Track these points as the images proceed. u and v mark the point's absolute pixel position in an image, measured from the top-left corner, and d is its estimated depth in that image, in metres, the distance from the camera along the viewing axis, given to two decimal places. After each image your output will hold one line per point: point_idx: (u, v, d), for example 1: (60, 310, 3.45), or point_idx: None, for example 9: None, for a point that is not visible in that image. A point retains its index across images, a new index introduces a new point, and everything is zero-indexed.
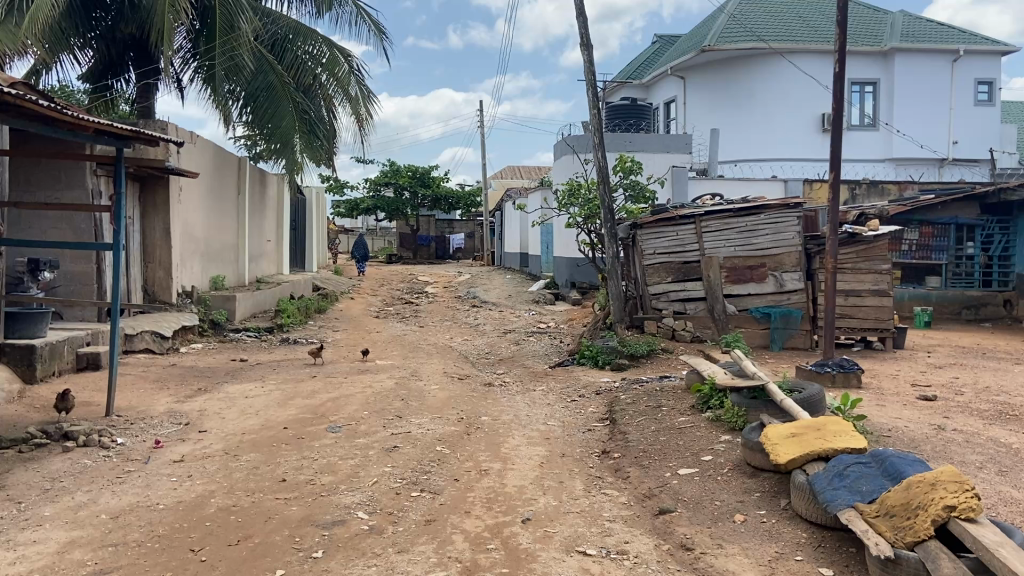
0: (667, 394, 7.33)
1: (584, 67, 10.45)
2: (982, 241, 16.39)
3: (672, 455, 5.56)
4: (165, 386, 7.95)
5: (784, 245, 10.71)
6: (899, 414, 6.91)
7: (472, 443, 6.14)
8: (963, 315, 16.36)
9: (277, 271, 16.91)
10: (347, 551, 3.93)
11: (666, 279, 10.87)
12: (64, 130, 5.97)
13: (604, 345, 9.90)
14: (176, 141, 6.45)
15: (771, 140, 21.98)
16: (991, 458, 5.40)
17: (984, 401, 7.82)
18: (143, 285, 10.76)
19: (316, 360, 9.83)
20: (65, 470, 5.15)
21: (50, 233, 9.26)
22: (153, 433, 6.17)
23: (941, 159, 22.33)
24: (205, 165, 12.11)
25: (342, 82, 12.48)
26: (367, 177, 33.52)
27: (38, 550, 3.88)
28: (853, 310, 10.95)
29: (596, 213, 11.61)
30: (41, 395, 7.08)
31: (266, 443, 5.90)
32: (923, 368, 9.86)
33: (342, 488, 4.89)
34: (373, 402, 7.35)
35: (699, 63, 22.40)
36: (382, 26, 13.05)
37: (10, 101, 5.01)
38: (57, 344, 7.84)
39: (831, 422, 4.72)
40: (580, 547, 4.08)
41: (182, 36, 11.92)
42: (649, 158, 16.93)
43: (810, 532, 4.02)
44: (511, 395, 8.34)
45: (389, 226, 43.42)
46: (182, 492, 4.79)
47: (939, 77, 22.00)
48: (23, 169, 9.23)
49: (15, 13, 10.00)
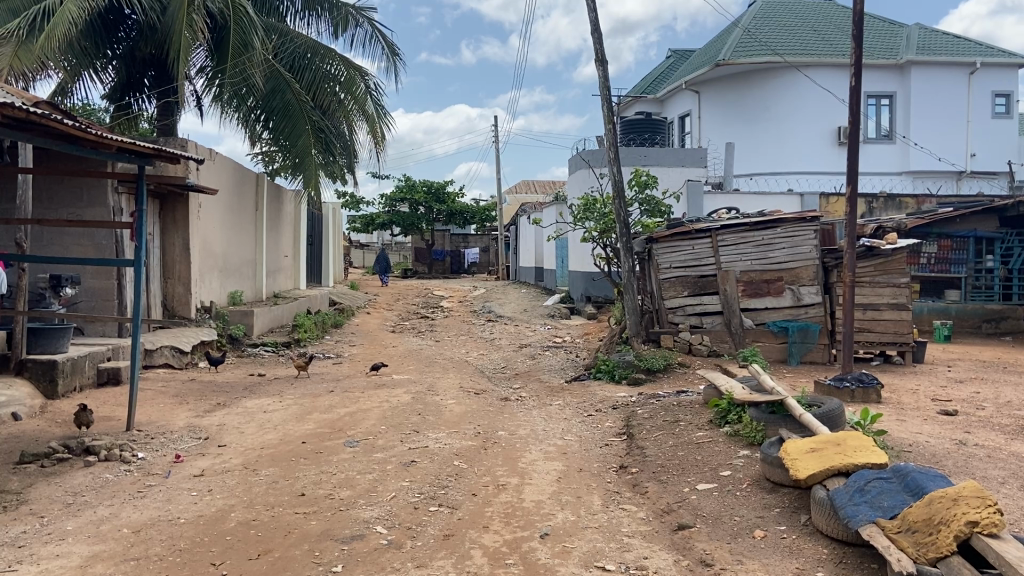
0: (685, 409, 7.31)
1: (600, 82, 10.52)
2: (1002, 254, 16.13)
3: (690, 470, 5.54)
4: (185, 401, 8.04)
5: (801, 258, 10.66)
6: (919, 429, 6.82)
7: (489, 457, 6.17)
8: (983, 329, 16.16)
9: (295, 285, 17.10)
10: (366, 565, 3.96)
11: (682, 293, 10.86)
12: (88, 149, 6.11)
13: (621, 360, 9.89)
14: (198, 158, 6.52)
15: (788, 153, 21.90)
16: (1012, 474, 5.32)
17: (1004, 416, 7.71)
18: (162, 300, 10.89)
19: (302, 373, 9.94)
20: (88, 485, 5.23)
21: (72, 249, 9.47)
22: (173, 447, 6.27)
23: (959, 171, 22.16)
24: (224, 181, 12.33)
25: (359, 101, 12.81)
26: (382, 194, 33.72)
27: (61, 564, 3.94)
28: (872, 324, 10.83)
29: (611, 227, 11.61)
30: (62, 409, 7.21)
31: (285, 458, 5.96)
32: (944, 383, 9.70)
33: (360, 503, 4.91)
34: (390, 417, 7.39)
35: (714, 77, 22.48)
36: (397, 47, 13.28)
37: (37, 121, 5.16)
38: (79, 360, 7.96)
39: (851, 437, 4.70)
40: (599, 562, 4.09)
41: (201, 56, 12.15)
42: (664, 172, 16.99)
43: (832, 548, 3.99)
44: (527, 409, 8.35)
45: (405, 241, 43.62)
46: (203, 507, 4.84)
47: (956, 89, 21.88)
48: (46, 188, 9.43)
49: (34, 33, 10.18)
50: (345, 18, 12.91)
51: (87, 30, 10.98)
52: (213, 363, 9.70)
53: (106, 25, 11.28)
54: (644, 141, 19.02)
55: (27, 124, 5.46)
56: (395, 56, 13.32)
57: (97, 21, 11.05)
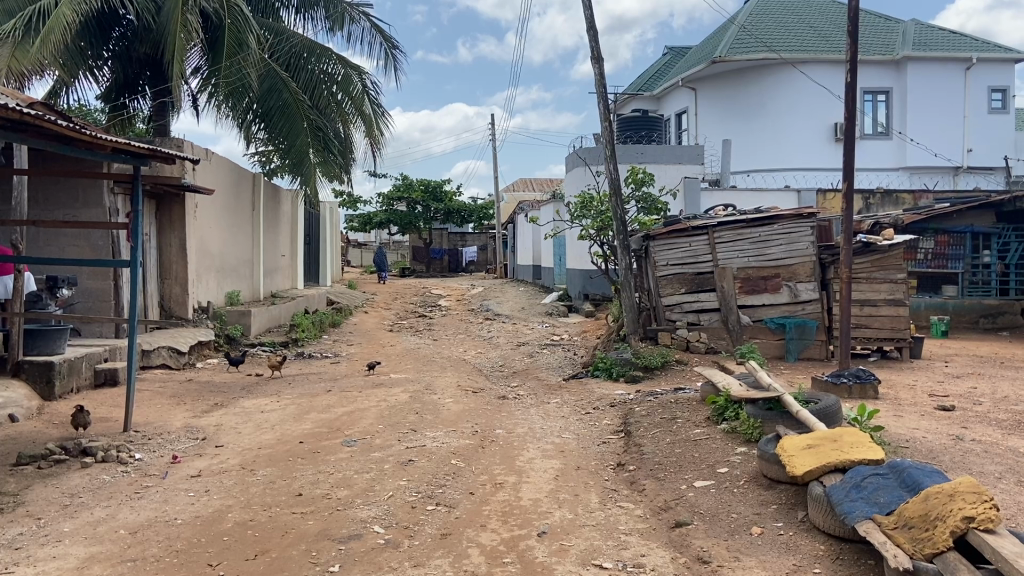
0: (683, 406, 7.31)
1: (596, 80, 10.50)
2: (999, 249, 16.19)
3: (688, 467, 5.54)
4: (182, 402, 8.01)
5: (798, 255, 10.65)
6: (917, 425, 6.84)
7: (487, 456, 6.16)
8: (980, 324, 16.18)
9: (293, 285, 17.11)
10: (363, 565, 3.95)
11: (680, 290, 10.87)
12: (83, 150, 6.11)
13: (619, 357, 9.89)
14: (194, 159, 6.47)
15: (785, 151, 21.92)
16: (1009, 468, 5.34)
17: (1002, 411, 7.73)
18: (160, 301, 10.88)
19: (278, 372, 9.86)
20: (84, 486, 5.21)
21: (69, 250, 9.45)
22: (171, 448, 6.25)
23: (955, 167, 22.14)
24: (221, 182, 12.31)
25: (356, 101, 12.82)
26: (379, 193, 33.61)
27: (57, 566, 3.92)
28: (869, 320, 10.85)
29: (608, 225, 11.60)
30: (59, 411, 7.19)
31: (282, 458, 5.95)
32: (940, 378, 9.73)
33: (358, 502, 4.91)
34: (388, 415, 7.40)
35: (710, 74, 22.47)
36: (394, 45, 13.25)
37: (30, 122, 5.12)
38: (76, 361, 7.94)
39: (847, 433, 4.70)
40: (596, 560, 4.08)
41: (196, 56, 12.14)
42: (660, 170, 17.01)
43: (829, 544, 3.99)
44: (526, 407, 8.35)
45: (403, 240, 43.53)
46: (200, 507, 4.83)
47: (952, 85, 21.91)
48: (42, 189, 9.41)
49: (31, 33, 10.13)
50: (342, 15, 12.89)
51: (83, 30, 10.95)
52: (233, 362, 9.96)
53: (101, 25, 11.24)
54: (642, 139, 19.04)
55: (19, 125, 5.44)
56: (392, 52, 13.29)
57: (93, 21, 11.01)
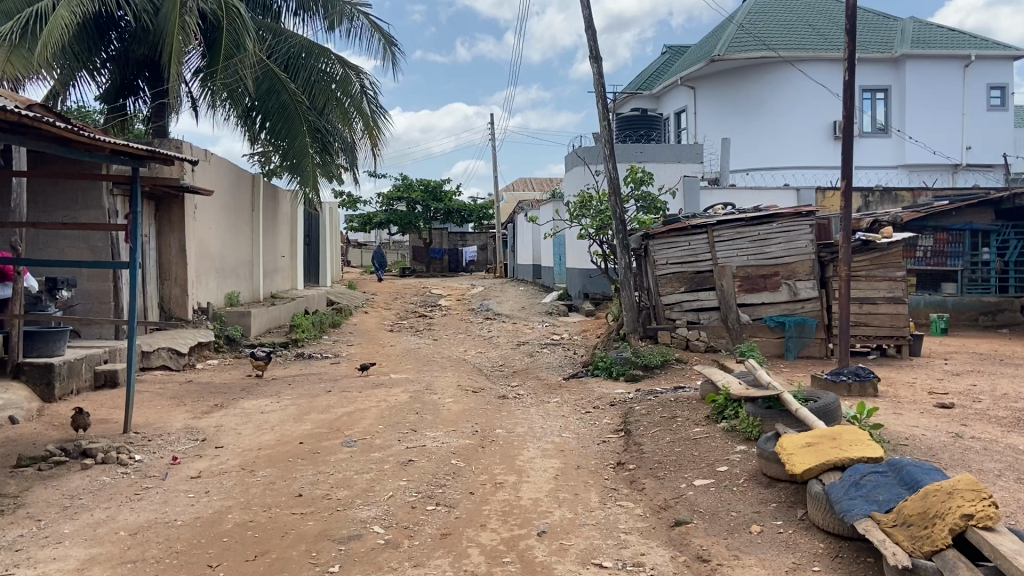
0: (683, 405, 7.30)
1: (594, 79, 10.50)
2: (998, 246, 16.16)
3: (688, 466, 5.53)
4: (182, 403, 8.01)
5: (797, 253, 10.65)
6: (916, 422, 6.86)
7: (487, 456, 6.16)
8: (979, 321, 16.20)
9: (292, 285, 17.12)
10: (364, 565, 3.95)
11: (679, 289, 10.88)
12: (81, 151, 6.09)
13: (619, 356, 9.89)
14: (193, 160, 6.45)
15: (785, 149, 21.92)
16: (1008, 466, 5.33)
17: (1001, 408, 7.74)
18: (160, 303, 10.88)
19: (263, 375, 9.88)
20: (85, 488, 5.22)
21: (68, 252, 9.43)
22: (171, 449, 6.26)
23: (954, 164, 22.19)
24: (220, 182, 12.33)
25: (356, 101, 12.77)
26: (379, 193, 33.51)
27: (58, 568, 3.93)
28: (868, 318, 10.85)
29: (608, 224, 11.59)
30: (58, 413, 7.18)
31: (282, 459, 5.94)
32: (940, 376, 9.72)
33: (357, 503, 4.91)
34: (388, 416, 7.41)
35: (709, 73, 22.44)
36: (393, 43, 13.20)
37: (27, 123, 5.10)
38: (75, 362, 7.94)
39: (847, 431, 4.71)
40: (596, 559, 4.08)
41: (195, 58, 12.14)
42: (660, 168, 17.02)
43: (828, 542, 3.99)
44: (525, 407, 8.36)
45: (403, 240, 43.44)
46: (200, 509, 4.83)
47: (951, 82, 21.91)
48: (41, 191, 9.41)
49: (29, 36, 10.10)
50: (341, 14, 12.85)
51: (80, 32, 10.93)
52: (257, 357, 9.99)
53: (99, 26, 11.22)
54: (641, 138, 19.06)
55: (17, 126, 5.42)
56: (391, 49, 13.26)
57: (90, 22, 10.98)
